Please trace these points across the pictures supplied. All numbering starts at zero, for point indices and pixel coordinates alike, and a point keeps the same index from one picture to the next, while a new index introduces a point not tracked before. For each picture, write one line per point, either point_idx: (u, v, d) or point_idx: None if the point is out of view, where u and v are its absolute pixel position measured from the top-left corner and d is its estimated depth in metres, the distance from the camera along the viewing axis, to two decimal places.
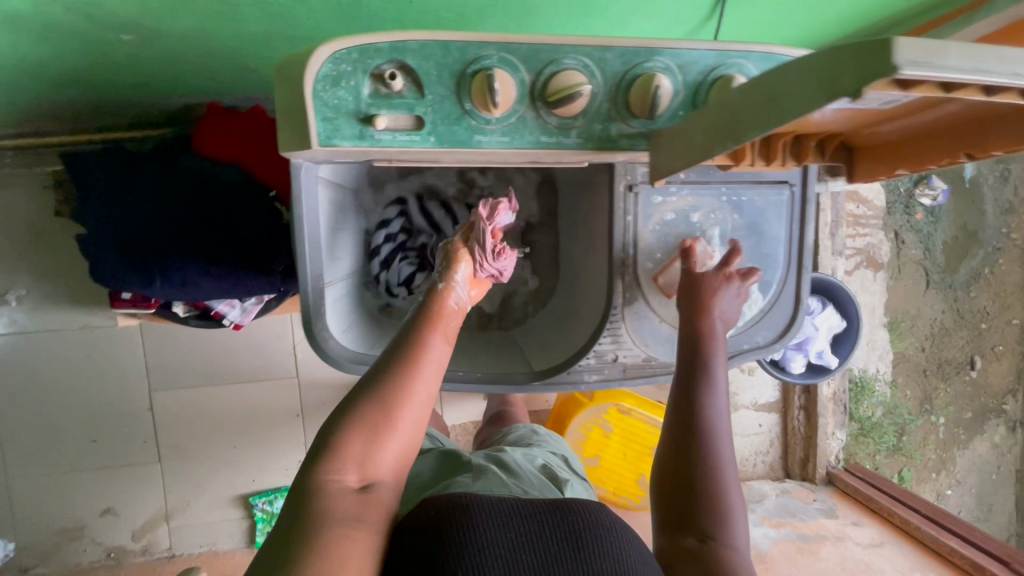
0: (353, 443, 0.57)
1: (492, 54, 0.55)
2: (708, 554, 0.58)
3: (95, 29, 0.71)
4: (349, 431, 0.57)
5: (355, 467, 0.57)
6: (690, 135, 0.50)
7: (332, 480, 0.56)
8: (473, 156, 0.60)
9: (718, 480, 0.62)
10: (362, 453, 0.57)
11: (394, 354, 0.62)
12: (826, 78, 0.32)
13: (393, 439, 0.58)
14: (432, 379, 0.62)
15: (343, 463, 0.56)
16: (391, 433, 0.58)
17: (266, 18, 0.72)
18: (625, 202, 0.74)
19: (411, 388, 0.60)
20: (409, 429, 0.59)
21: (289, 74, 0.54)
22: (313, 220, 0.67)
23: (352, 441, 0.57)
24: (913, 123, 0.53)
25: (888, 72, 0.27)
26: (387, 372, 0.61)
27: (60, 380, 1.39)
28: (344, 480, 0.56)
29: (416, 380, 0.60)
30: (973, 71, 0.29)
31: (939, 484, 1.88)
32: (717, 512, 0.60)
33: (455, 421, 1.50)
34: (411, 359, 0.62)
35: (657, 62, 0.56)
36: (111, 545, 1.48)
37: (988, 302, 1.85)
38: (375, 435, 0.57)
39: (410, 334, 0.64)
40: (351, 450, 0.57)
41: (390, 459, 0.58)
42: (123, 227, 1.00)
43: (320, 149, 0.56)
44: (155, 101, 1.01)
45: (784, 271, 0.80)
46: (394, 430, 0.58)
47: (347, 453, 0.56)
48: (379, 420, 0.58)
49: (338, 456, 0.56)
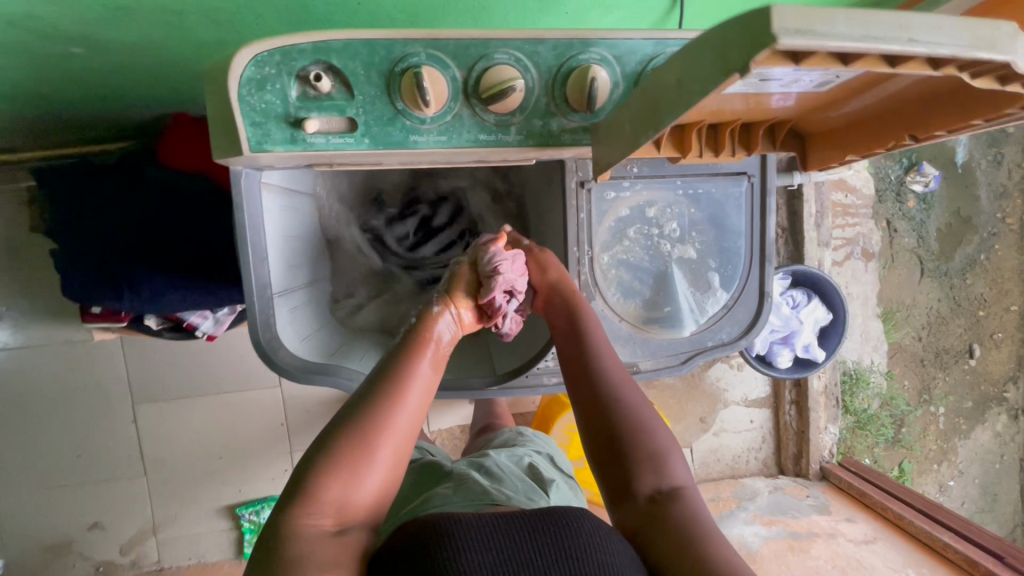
0: (330, 484, 0.55)
1: (420, 52, 0.53)
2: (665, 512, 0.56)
3: (40, 42, 0.69)
4: (324, 472, 0.55)
5: (332, 509, 0.54)
6: (620, 128, 0.48)
7: (306, 524, 0.53)
8: (413, 158, 0.59)
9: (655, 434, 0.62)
10: (340, 495, 0.55)
11: (374, 383, 0.61)
12: (719, 56, 0.33)
13: (369, 473, 0.56)
14: (416, 407, 0.60)
15: (319, 507, 0.54)
16: (367, 467, 0.56)
17: (213, 24, 0.70)
18: (577, 198, 0.71)
19: (391, 420, 0.58)
20: (387, 463, 0.57)
21: (213, 79, 0.53)
22: (257, 228, 0.65)
23: (329, 482, 0.55)
24: (858, 106, 0.51)
25: (768, 42, 0.29)
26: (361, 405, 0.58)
27: (42, 395, 1.38)
28: (320, 524, 0.53)
29: (398, 412, 0.59)
30: (862, 41, 0.29)
31: (940, 476, 1.84)
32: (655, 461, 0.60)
33: (441, 426, 1.48)
34: (392, 391, 0.60)
35: (592, 54, 0.55)
36: (98, 560, 1.48)
37: (985, 289, 1.81)
38: (350, 471, 0.55)
39: (393, 363, 0.63)
40: (328, 492, 0.55)
41: (368, 498, 0.56)
42: (89, 239, 0.99)
43: (253, 155, 0.55)
44: (118, 111, 1.00)
45: (747, 264, 0.79)
46: (370, 466, 0.56)
47: (323, 495, 0.54)
48: (356, 456, 0.56)
49: (313, 499, 0.54)
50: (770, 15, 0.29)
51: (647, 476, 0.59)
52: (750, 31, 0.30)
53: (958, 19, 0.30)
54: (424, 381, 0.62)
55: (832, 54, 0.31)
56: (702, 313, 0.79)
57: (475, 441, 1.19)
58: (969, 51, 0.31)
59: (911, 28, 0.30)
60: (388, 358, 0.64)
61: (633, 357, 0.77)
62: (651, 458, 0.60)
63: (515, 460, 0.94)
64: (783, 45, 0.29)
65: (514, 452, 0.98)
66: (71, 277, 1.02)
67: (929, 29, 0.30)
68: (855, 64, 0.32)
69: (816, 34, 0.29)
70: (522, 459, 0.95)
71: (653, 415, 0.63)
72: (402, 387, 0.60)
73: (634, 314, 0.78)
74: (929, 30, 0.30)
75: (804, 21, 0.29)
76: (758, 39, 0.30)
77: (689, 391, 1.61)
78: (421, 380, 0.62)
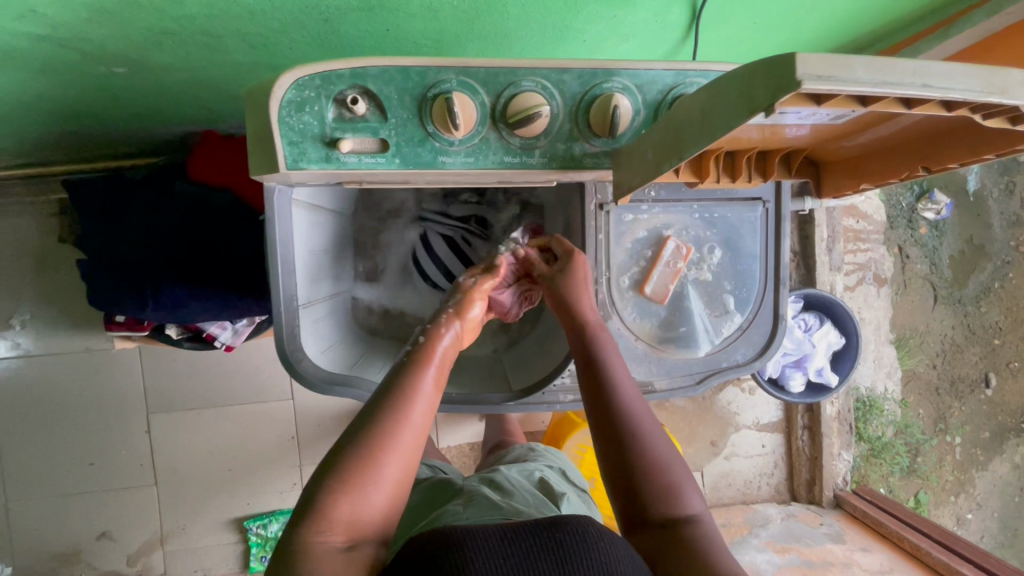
0: (340, 502, 0.56)
1: (451, 78, 0.56)
2: (680, 540, 0.57)
3: (88, 63, 0.73)
4: (335, 488, 0.56)
5: (342, 526, 0.55)
6: (643, 153, 0.51)
7: (319, 542, 0.54)
8: (440, 177, 0.61)
9: (677, 483, 0.61)
10: (349, 512, 0.56)
11: (383, 396, 0.63)
12: (746, 93, 0.34)
13: (378, 490, 0.58)
14: (419, 426, 0.62)
15: (331, 523, 0.55)
16: (374, 485, 0.57)
17: (250, 49, 0.74)
18: (596, 219, 0.74)
19: (397, 431, 0.60)
20: (393, 478, 0.59)
21: (256, 101, 0.56)
22: (287, 242, 0.68)
23: (337, 498, 0.56)
24: (872, 138, 0.53)
25: (792, 86, 0.30)
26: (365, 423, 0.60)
27: (59, 402, 1.41)
28: (329, 541, 0.55)
29: (401, 428, 0.60)
30: (880, 85, 0.31)
31: (957, 508, 1.80)
32: (668, 492, 0.60)
33: (451, 443, 1.48)
34: (395, 406, 0.61)
35: (615, 83, 0.57)
36: (106, 570, 1.48)
37: (1000, 318, 1.80)
38: (360, 488, 0.57)
39: (393, 383, 0.64)
40: (337, 509, 0.56)
41: (378, 514, 0.58)
42: (117, 250, 1.03)
43: (288, 172, 0.57)
44: (151, 128, 1.04)
45: (762, 287, 0.80)
46: (378, 482, 0.58)
47: (333, 512, 0.55)
48: (363, 471, 0.57)
49: (325, 516, 0.55)
50: (796, 58, 0.31)
51: (661, 505, 0.60)
52: (777, 70, 0.31)
53: (971, 66, 0.32)
54: (427, 398, 0.64)
55: (851, 95, 0.33)
56: (717, 335, 0.80)
57: (487, 458, 1.19)
58: (981, 95, 0.32)
59: (925, 75, 0.31)
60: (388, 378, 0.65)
61: (648, 376, 0.78)
62: (665, 487, 0.61)
63: (525, 475, 0.94)
64: (806, 89, 0.30)
65: (525, 467, 0.98)
66: (96, 286, 1.05)
67: (945, 75, 0.32)
68: (871, 104, 0.33)
69: (838, 78, 0.30)
70: (533, 474, 0.95)
71: (670, 451, 0.64)
72: (404, 405, 0.62)
73: (650, 334, 0.79)
74: (944, 76, 0.32)
75: (826, 66, 0.30)
76: (784, 80, 0.31)
77: (700, 414, 1.60)
78: (427, 394, 0.64)
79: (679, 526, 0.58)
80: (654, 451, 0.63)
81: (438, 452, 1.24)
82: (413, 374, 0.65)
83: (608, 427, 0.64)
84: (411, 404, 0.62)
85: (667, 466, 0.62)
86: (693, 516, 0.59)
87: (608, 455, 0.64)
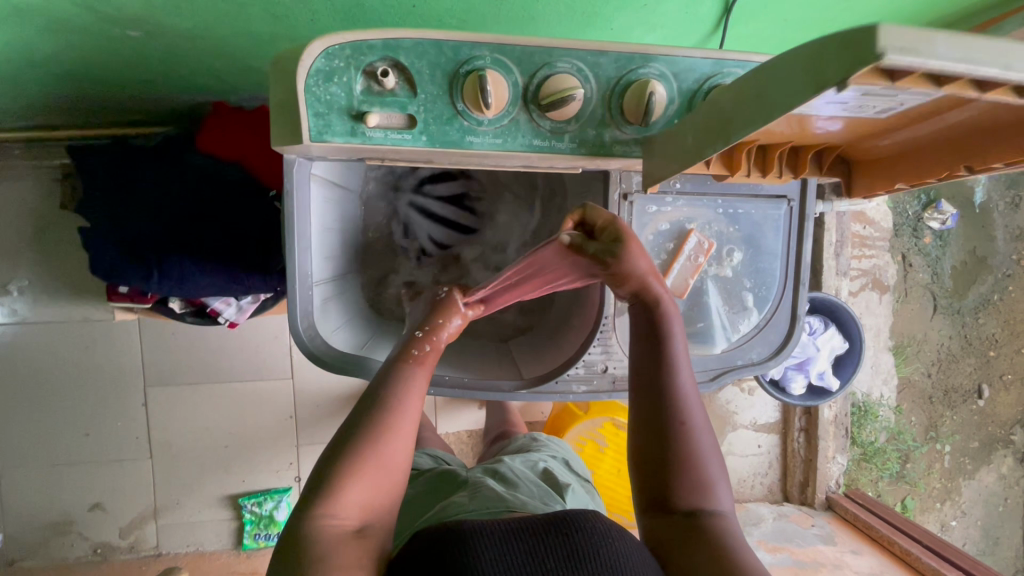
0: (353, 488, 0.56)
1: (485, 55, 0.54)
2: (704, 531, 0.58)
3: (102, 23, 0.71)
4: (343, 476, 0.56)
5: (354, 510, 0.55)
6: (682, 136, 0.50)
7: (329, 525, 0.54)
8: (466, 158, 0.60)
9: (707, 478, 0.61)
10: (360, 498, 0.56)
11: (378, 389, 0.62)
12: (812, 71, 0.34)
13: (383, 475, 0.58)
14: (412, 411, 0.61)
15: (341, 507, 0.55)
16: (384, 470, 0.58)
17: (269, 18, 0.72)
18: (619, 210, 0.73)
19: (398, 420, 0.60)
20: (400, 461, 0.59)
21: (282, 69, 0.54)
22: (304, 218, 0.67)
23: (349, 483, 0.56)
24: (913, 135, 0.52)
25: (872, 59, 0.29)
26: (369, 413, 0.60)
27: (56, 372, 1.39)
28: (340, 524, 0.54)
29: (399, 417, 0.60)
30: (962, 62, 0.30)
31: (943, 514, 1.83)
32: (700, 483, 0.61)
33: (449, 429, 1.48)
34: (398, 397, 0.61)
35: (651, 69, 0.56)
36: (97, 541, 1.48)
37: (997, 330, 1.81)
38: (370, 475, 0.57)
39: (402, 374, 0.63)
40: (349, 495, 0.55)
41: (386, 495, 0.58)
42: (123, 218, 1.00)
43: (312, 144, 0.56)
44: (160, 96, 1.01)
45: (781, 287, 0.79)
46: (386, 465, 0.58)
47: (345, 497, 0.55)
48: (370, 458, 0.57)
49: (335, 499, 0.55)
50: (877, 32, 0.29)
51: (690, 497, 0.61)
52: (851, 46, 0.31)
53: None
54: (421, 390, 0.63)
55: (928, 73, 0.32)
56: (734, 332, 0.79)
57: (489, 448, 1.19)
58: None
59: (1008, 55, 0.30)
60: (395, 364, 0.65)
61: None
62: (697, 481, 0.61)
63: (530, 465, 0.94)
64: (887, 62, 0.29)
65: (530, 457, 0.98)
66: (100, 256, 1.02)
67: None
68: (945, 85, 0.32)
69: (920, 54, 0.29)
70: (537, 464, 0.95)
71: (710, 444, 0.63)
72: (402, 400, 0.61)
73: None
74: None
75: (909, 39, 0.29)
76: (860, 53, 0.30)
77: None
78: (419, 385, 0.63)
79: (703, 517, 0.60)
80: (689, 447, 0.62)
81: (438, 438, 1.23)
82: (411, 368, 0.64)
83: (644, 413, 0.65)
84: (405, 396, 0.61)
85: (703, 460, 0.62)
86: (718, 510, 0.61)
87: (644, 439, 0.64)
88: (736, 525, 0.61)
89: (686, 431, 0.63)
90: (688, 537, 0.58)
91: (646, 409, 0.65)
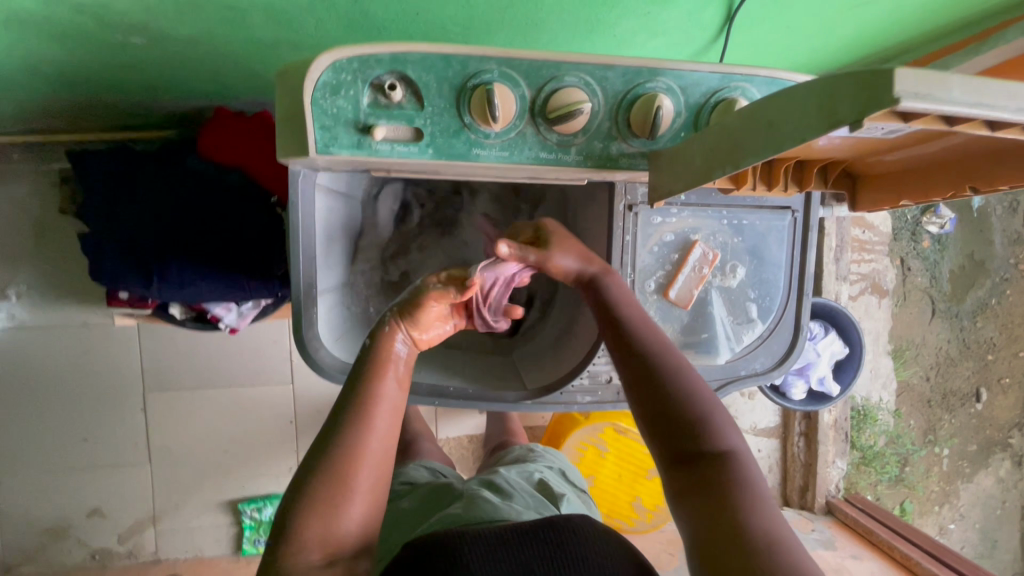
0: (311, 521, 0.55)
1: (493, 69, 0.54)
2: (724, 472, 0.59)
3: (103, 30, 0.70)
4: (302, 511, 0.56)
5: (317, 543, 0.55)
6: (689, 158, 0.51)
7: (295, 561, 0.54)
8: (472, 170, 0.60)
9: (717, 425, 0.62)
10: (322, 530, 0.55)
11: (344, 411, 0.62)
12: (825, 106, 0.35)
13: (349, 508, 0.57)
14: (385, 431, 0.62)
15: (305, 541, 0.55)
16: (350, 500, 0.57)
17: (273, 26, 0.71)
18: (624, 220, 0.73)
19: (360, 448, 0.59)
20: (368, 491, 0.58)
21: (288, 80, 0.53)
22: (309, 227, 0.66)
23: (309, 517, 0.55)
24: (917, 153, 0.52)
25: (888, 104, 0.30)
26: (331, 442, 0.59)
27: (54, 377, 1.38)
28: (308, 559, 0.54)
29: (365, 443, 0.60)
30: (976, 107, 0.31)
31: (941, 518, 1.83)
32: (708, 427, 0.62)
33: (450, 435, 1.48)
34: (359, 420, 0.61)
35: (659, 83, 0.56)
36: (96, 547, 1.47)
37: (995, 334, 1.82)
38: (333, 508, 0.56)
39: (355, 394, 0.63)
40: (309, 528, 0.55)
41: (355, 526, 0.57)
42: (124, 225, 0.99)
43: (318, 156, 0.56)
44: (161, 101, 1.00)
45: (785, 297, 0.80)
46: (350, 497, 0.57)
47: (306, 532, 0.55)
48: (333, 492, 0.57)
49: (299, 534, 0.55)
50: (891, 74, 0.30)
51: (705, 438, 0.61)
52: (868, 86, 0.31)
53: None
54: (385, 410, 0.63)
55: (941, 115, 0.33)
56: (738, 343, 0.79)
57: (489, 458, 1.19)
58: None
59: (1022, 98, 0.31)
60: (351, 385, 0.64)
61: None
62: (706, 423, 0.62)
63: (525, 476, 0.94)
64: (901, 106, 0.30)
65: (525, 467, 0.97)
66: (100, 263, 1.01)
67: None
68: (959, 125, 0.33)
69: (933, 98, 0.30)
70: (533, 475, 0.94)
71: (705, 391, 0.65)
72: (367, 419, 0.61)
73: (671, 338, 0.79)
74: None
75: (923, 85, 0.30)
76: (875, 97, 0.31)
77: None
78: (389, 400, 0.64)
79: (721, 459, 0.60)
80: (687, 396, 0.64)
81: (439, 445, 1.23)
82: (370, 388, 0.63)
83: (632, 375, 0.67)
84: (370, 415, 0.61)
85: (704, 406, 0.63)
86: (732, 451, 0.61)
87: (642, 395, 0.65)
88: (755, 464, 0.61)
89: (680, 384, 0.64)
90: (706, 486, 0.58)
91: (638, 370, 0.67)
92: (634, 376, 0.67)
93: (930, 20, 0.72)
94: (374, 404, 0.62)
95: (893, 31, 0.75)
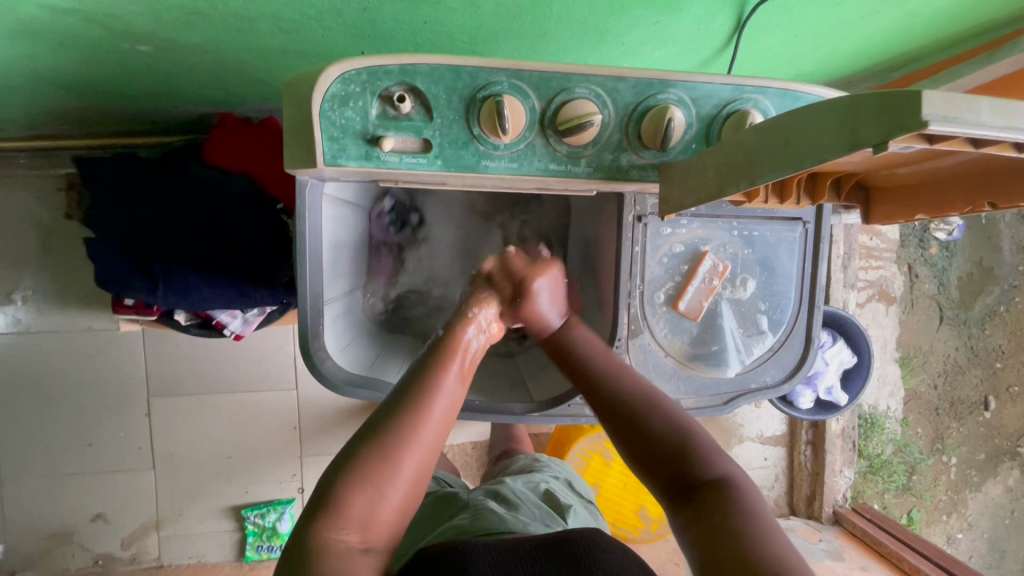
0: (355, 500, 0.55)
1: (503, 80, 0.54)
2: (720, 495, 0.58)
3: (111, 38, 0.70)
4: (347, 486, 0.55)
5: (357, 525, 0.54)
6: (702, 171, 0.50)
7: (332, 540, 0.53)
8: (481, 181, 0.59)
9: (708, 454, 0.62)
10: (364, 513, 0.54)
11: (403, 396, 0.62)
12: (849, 125, 0.34)
13: (394, 488, 0.56)
14: (442, 420, 0.62)
15: (345, 522, 0.54)
16: (395, 482, 0.56)
17: (280, 34, 0.71)
18: (633, 231, 0.72)
19: (419, 426, 0.60)
20: (413, 477, 0.58)
21: (297, 91, 0.53)
22: (316, 237, 0.66)
23: (352, 497, 0.55)
24: (932, 166, 0.51)
25: (917, 126, 0.30)
26: (389, 419, 0.60)
27: (59, 382, 1.38)
28: (346, 540, 0.53)
29: (423, 424, 0.60)
30: (1004, 129, 0.31)
31: (949, 527, 1.81)
32: (698, 456, 0.62)
33: (454, 441, 1.47)
34: (420, 402, 0.61)
35: (670, 94, 0.56)
36: (99, 552, 1.47)
37: (1003, 341, 1.80)
38: (380, 486, 0.56)
39: (417, 378, 0.64)
40: (352, 508, 0.54)
41: (393, 516, 0.56)
42: (130, 231, 0.99)
43: (325, 167, 0.55)
44: (168, 108, 1.00)
45: (796, 308, 0.79)
46: (395, 480, 0.56)
47: (348, 512, 0.54)
48: (380, 471, 0.56)
49: (341, 515, 0.54)
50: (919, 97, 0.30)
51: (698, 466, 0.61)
52: (894, 108, 0.31)
53: None
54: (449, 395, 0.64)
55: (970, 138, 0.32)
56: (748, 354, 0.79)
57: (492, 466, 1.19)
58: None
59: None
60: (413, 371, 0.66)
61: (675, 394, 0.77)
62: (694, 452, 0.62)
63: (532, 487, 0.93)
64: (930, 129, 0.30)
65: (532, 478, 0.96)
66: (104, 268, 1.01)
67: None
68: (984, 147, 0.33)
69: (961, 120, 0.30)
70: (539, 485, 0.94)
71: (689, 423, 0.66)
72: (428, 400, 0.62)
73: (680, 350, 0.78)
74: None
75: (951, 108, 0.30)
76: (902, 118, 0.31)
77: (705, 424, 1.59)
78: (448, 395, 0.64)
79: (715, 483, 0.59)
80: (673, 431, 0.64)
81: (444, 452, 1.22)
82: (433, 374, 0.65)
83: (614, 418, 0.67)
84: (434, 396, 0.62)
85: (690, 438, 0.64)
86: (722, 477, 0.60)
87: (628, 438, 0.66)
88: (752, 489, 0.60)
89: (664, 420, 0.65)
90: (707, 513, 0.56)
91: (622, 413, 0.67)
92: (613, 420, 0.67)
93: (942, 28, 0.71)
94: (437, 391, 0.63)
95: (904, 39, 0.74)
